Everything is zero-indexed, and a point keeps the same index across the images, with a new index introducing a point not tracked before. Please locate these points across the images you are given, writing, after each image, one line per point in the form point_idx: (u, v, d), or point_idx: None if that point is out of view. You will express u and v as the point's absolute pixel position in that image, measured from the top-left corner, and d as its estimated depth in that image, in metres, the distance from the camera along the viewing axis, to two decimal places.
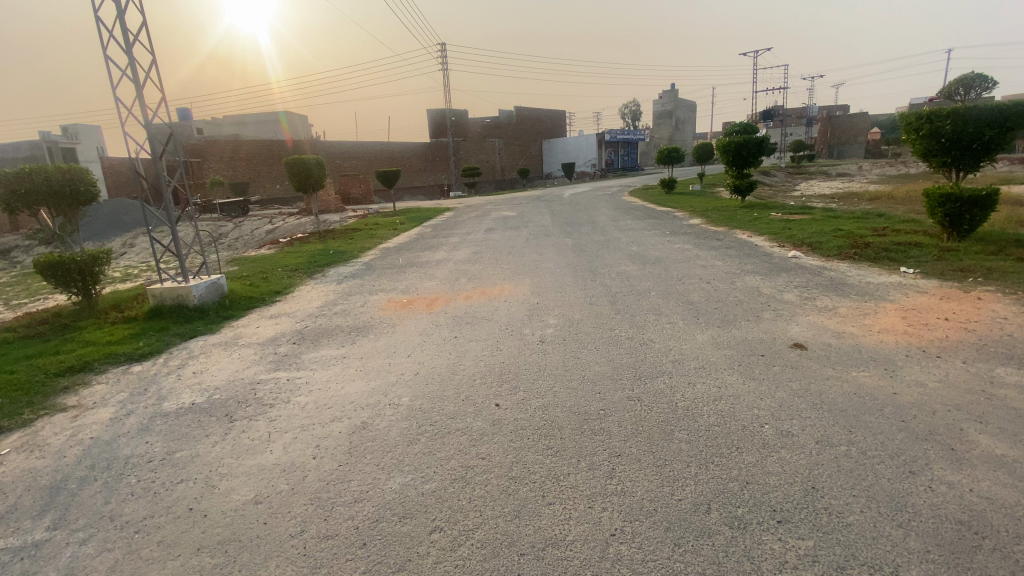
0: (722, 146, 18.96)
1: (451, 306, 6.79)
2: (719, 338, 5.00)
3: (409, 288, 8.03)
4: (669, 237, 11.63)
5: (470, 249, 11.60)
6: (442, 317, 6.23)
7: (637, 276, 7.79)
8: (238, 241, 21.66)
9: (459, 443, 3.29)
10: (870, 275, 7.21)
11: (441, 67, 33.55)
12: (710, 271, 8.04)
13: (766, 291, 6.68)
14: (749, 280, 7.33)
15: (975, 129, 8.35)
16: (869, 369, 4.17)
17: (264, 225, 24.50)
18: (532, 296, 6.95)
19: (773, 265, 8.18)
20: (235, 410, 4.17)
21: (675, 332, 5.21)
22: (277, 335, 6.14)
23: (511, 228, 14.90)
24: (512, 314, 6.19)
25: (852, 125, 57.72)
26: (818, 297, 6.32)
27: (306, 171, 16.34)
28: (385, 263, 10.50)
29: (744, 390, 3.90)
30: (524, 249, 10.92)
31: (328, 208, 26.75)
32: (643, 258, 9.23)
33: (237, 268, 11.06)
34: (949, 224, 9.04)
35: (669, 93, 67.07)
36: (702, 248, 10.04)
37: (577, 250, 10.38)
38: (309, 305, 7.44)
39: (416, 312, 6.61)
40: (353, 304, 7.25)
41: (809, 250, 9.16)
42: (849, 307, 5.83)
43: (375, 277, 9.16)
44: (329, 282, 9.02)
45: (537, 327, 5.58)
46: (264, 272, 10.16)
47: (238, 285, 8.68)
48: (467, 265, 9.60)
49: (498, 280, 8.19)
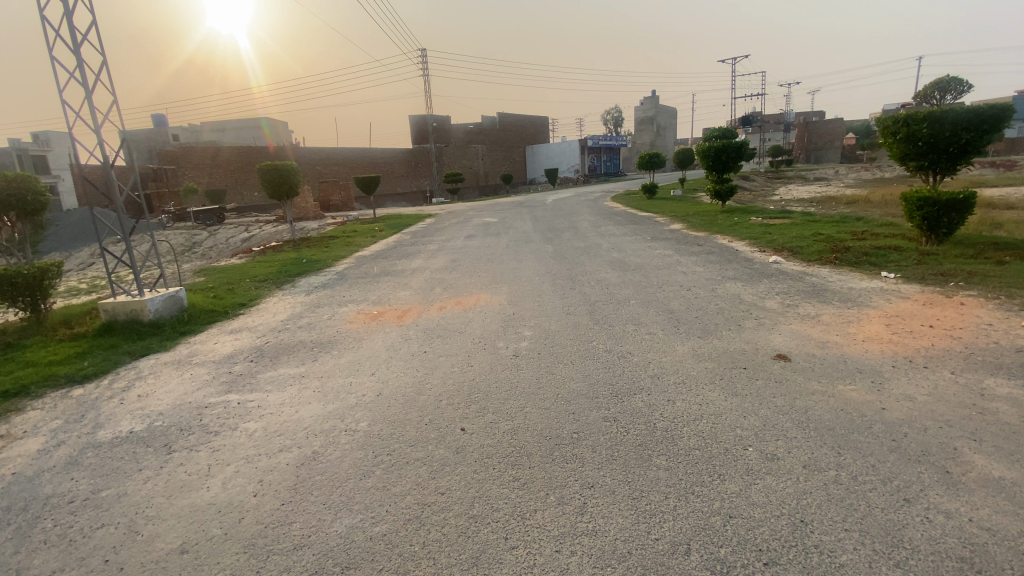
0: (702, 152, 18.95)
1: (423, 318, 6.47)
2: (699, 350, 4.77)
3: (380, 299, 7.70)
4: (650, 242, 11.49)
5: (449, 256, 11.29)
6: (411, 331, 5.91)
7: (617, 284, 7.56)
8: (211, 250, 21.04)
9: (418, 476, 2.98)
10: (852, 280, 7.10)
11: (422, 73, 33.32)
12: (691, 277, 7.87)
13: (747, 298, 6.51)
14: (730, 286, 7.16)
15: (952, 132, 8.33)
16: (856, 382, 3.97)
17: (239, 233, 23.88)
18: (507, 307, 6.67)
19: (754, 270, 8.05)
20: (176, 439, 3.81)
21: (653, 344, 4.97)
22: (234, 353, 5.75)
23: (491, 235, 14.62)
24: (486, 325, 5.90)
25: (828, 131, 58.90)
26: (800, 303, 6.15)
27: (280, 177, 15.88)
28: (359, 273, 10.12)
29: (725, 407, 3.66)
30: (503, 257, 10.64)
31: (306, 215, 26.23)
32: (623, 265, 9.05)
33: (203, 279, 10.58)
34: (927, 227, 9.02)
35: (650, 100, 67.76)
36: (683, 254, 9.87)
37: (557, 257, 10.16)
38: (273, 319, 7.05)
39: (385, 325, 6.29)
40: (321, 317, 6.90)
41: (790, 255, 9.07)
42: (833, 314, 5.66)
43: (347, 287, 8.79)
44: (297, 293, 8.63)
45: (510, 340, 5.29)
46: (230, 283, 9.72)
47: (200, 298, 8.24)
48: (444, 274, 9.29)
49: (474, 289, 7.89)
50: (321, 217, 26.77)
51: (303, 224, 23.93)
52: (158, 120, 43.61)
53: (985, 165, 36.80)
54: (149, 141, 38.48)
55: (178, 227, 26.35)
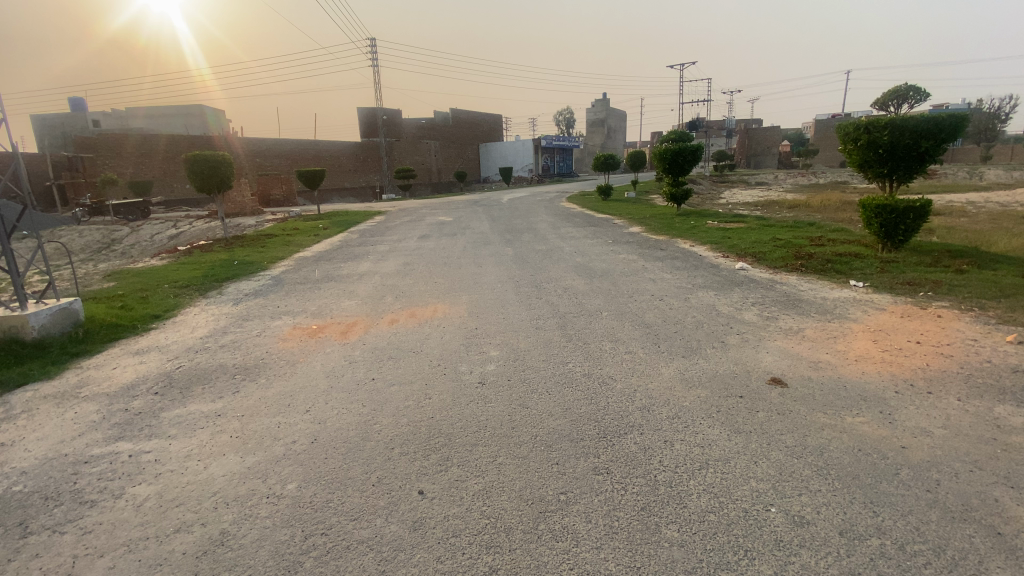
0: (658, 154, 18.86)
1: (370, 335, 5.63)
2: (687, 374, 4.24)
3: (321, 310, 6.77)
4: (613, 246, 11.10)
5: (400, 259, 10.41)
6: (357, 351, 5.08)
7: (585, 292, 6.99)
8: (133, 249, 18.99)
9: (361, 569, 2.26)
10: (823, 289, 6.89)
11: (372, 64, 31.90)
12: (660, 285, 7.43)
13: (724, 308, 6.10)
14: (703, 295, 6.75)
15: (912, 140, 8.37)
16: (863, 413, 3.55)
17: (166, 229, 21.79)
18: (467, 320, 5.94)
19: (723, 278, 7.73)
20: (36, 515, 2.86)
21: (636, 366, 4.41)
22: (136, 383, 4.72)
23: (446, 235, 13.79)
24: (444, 344, 5.16)
25: (767, 137, 61.79)
26: (779, 315, 5.80)
27: (210, 169, 14.34)
28: (298, 278, 9.09)
29: (731, 448, 3.14)
30: (459, 260, 9.89)
31: (242, 210, 24.34)
32: (587, 270, 8.55)
33: (112, 285, 9.17)
34: (885, 234, 9.06)
35: (601, 102, 68.52)
36: (648, 259, 9.48)
37: (517, 261, 9.54)
38: (191, 337, 5.99)
39: (326, 344, 5.41)
40: (248, 334, 5.92)
41: (754, 261, 8.86)
42: (816, 329, 5.32)
43: (283, 295, 7.78)
44: (223, 302, 7.54)
45: (473, 362, 4.60)
46: (144, 290, 8.43)
47: (103, 309, 7.00)
48: (395, 279, 8.43)
49: (428, 298, 7.10)
50: (260, 212, 24.92)
51: (239, 220, 22.09)
52: (75, 104, 39.62)
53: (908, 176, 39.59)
54: (63, 126, 34.76)
55: (95, 222, 23.77)
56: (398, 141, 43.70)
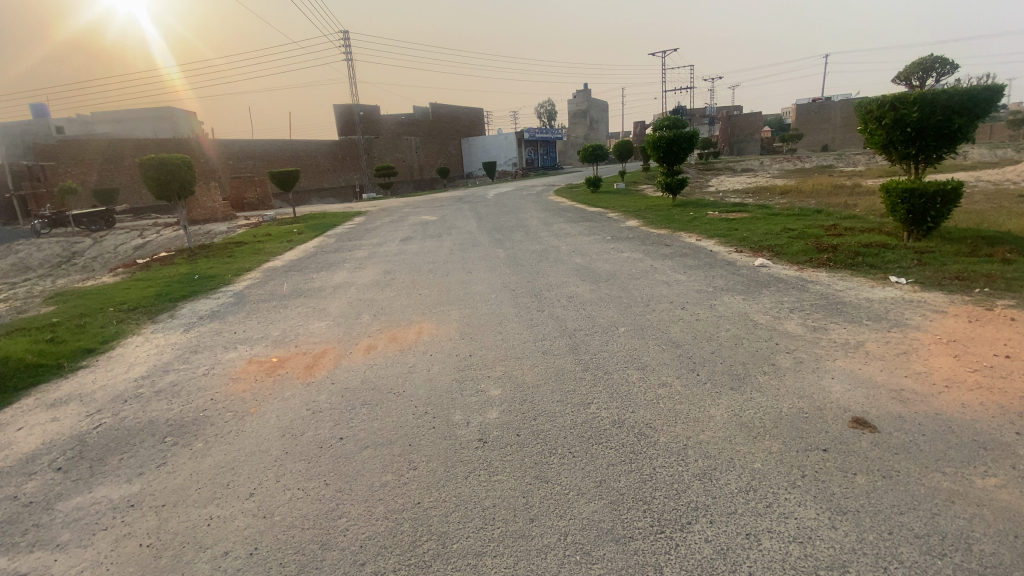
0: (651, 143, 17.93)
1: (341, 369, 4.61)
2: (745, 416, 3.32)
3: (285, 336, 5.75)
4: (612, 243, 10.19)
5: (380, 266, 9.39)
6: (324, 396, 4.09)
7: (594, 302, 6.03)
8: (94, 262, 17.58)
9: None
10: (863, 288, 6.05)
11: (347, 58, 30.54)
12: (677, 287, 6.52)
13: (761, 317, 5.20)
14: (730, 300, 5.85)
15: (943, 116, 7.60)
16: (992, 472, 2.68)
17: (131, 239, 20.34)
18: (459, 344, 4.95)
19: (747, 278, 6.84)
20: None
21: (677, 406, 3.48)
22: (33, 453, 3.65)
23: (430, 237, 12.74)
24: (431, 379, 4.18)
25: (750, 123, 61.45)
26: (828, 324, 4.90)
27: (168, 173, 13.09)
28: (264, 294, 8.04)
29: (844, 546, 2.24)
30: (446, 266, 8.89)
31: (214, 216, 23.01)
32: (590, 273, 7.63)
33: (49, 310, 8.01)
34: (912, 220, 8.23)
35: (583, 93, 67.30)
36: (655, 257, 8.56)
37: (511, 264, 8.58)
38: (124, 379, 4.91)
39: (285, 385, 4.40)
40: (195, 373, 4.89)
41: (773, 255, 8.01)
42: (877, 342, 4.44)
43: (244, 317, 6.74)
44: (173, 329, 6.46)
45: (470, 407, 3.64)
46: (83, 317, 7.29)
47: (26, 346, 5.89)
48: (373, 292, 7.42)
49: (412, 315, 6.09)
50: (232, 217, 23.59)
51: (209, 227, 20.76)
52: (35, 110, 37.52)
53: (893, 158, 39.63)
54: (19, 133, 32.76)
55: (56, 235, 22.21)
56: (376, 138, 42.31)
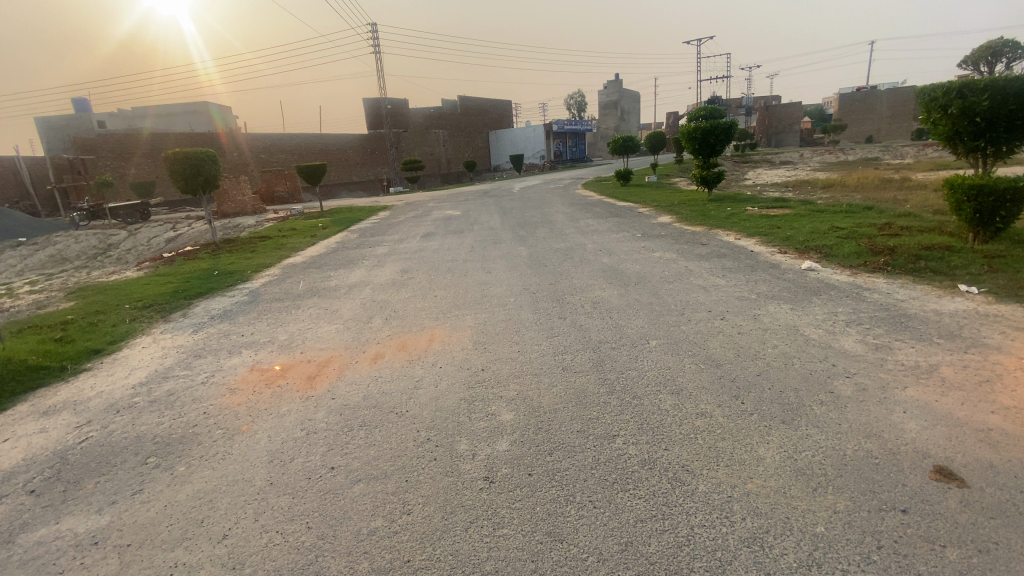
0: (685, 134, 17.06)
1: (344, 382, 4.26)
2: (801, 460, 2.80)
3: (291, 341, 5.45)
4: (642, 241, 9.62)
5: (398, 264, 9.09)
6: (321, 414, 3.73)
7: (621, 309, 5.51)
8: (127, 254, 17.96)
9: None
10: (928, 298, 5.34)
11: (375, 51, 30.44)
12: (714, 293, 5.95)
13: (811, 332, 4.61)
14: (774, 310, 5.26)
15: (1019, 105, 6.72)
16: None
17: (164, 232, 20.76)
18: (472, 355, 4.53)
19: (792, 283, 6.20)
20: None
21: (719, 445, 2.98)
22: (14, 470, 3.42)
23: (453, 233, 12.38)
24: (439, 398, 3.77)
25: (789, 114, 58.87)
26: (892, 343, 4.27)
27: (194, 167, 13.11)
28: (279, 292, 7.82)
29: None
30: (466, 265, 8.50)
31: (244, 210, 23.30)
32: (618, 275, 7.11)
33: (71, 306, 8.00)
34: (978, 221, 7.31)
35: (614, 84, 65.84)
36: (689, 258, 7.94)
37: (533, 264, 8.12)
38: (122, 385, 4.70)
39: (284, 399, 4.08)
40: (194, 381, 4.63)
41: (822, 258, 7.29)
42: (953, 365, 3.79)
43: (255, 318, 6.51)
44: (182, 330, 6.27)
45: (477, 435, 3.21)
46: (99, 314, 7.22)
47: (35, 345, 5.78)
48: (388, 293, 7.10)
49: (424, 320, 5.71)
50: (261, 211, 23.84)
51: (238, 220, 20.98)
52: (79, 106, 38.91)
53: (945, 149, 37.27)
54: (65, 128, 34.00)
55: (94, 227, 22.87)
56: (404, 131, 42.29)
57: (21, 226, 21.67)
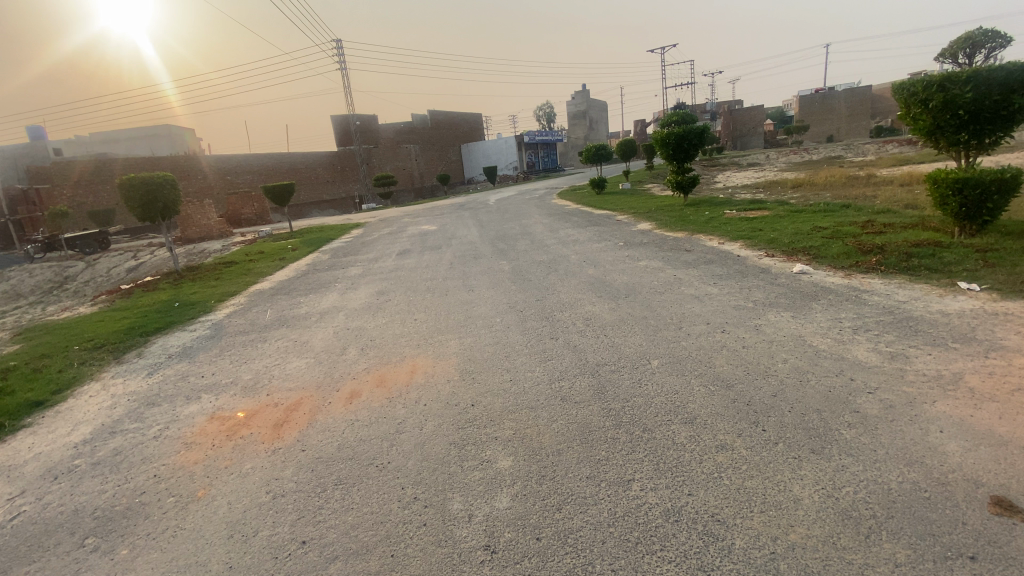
0: (659, 140, 17.02)
1: (316, 429, 3.79)
2: (844, 500, 2.46)
3: (257, 380, 4.94)
4: (626, 249, 9.38)
5: (374, 285, 8.62)
6: (290, 472, 3.25)
7: (615, 325, 5.17)
8: (85, 287, 16.92)
9: None
10: (929, 298, 5.16)
11: (341, 67, 29.98)
12: (709, 302, 5.68)
13: (819, 343, 4.33)
14: (776, 318, 4.99)
15: (1000, 96, 6.71)
16: None
17: (125, 261, 19.73)
18: (459, 388, 4.10)
19: (787, 288, 5.98)
20: None
21: (749, 485, 2.62)
22: None
23: (429, 249, 11.95)
24: (426, 444, 3.34)
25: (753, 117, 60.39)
26: (906, 350, 4.02)
27: (150, 193, 12.38)
28: (245, 323, 7.26)
29: None
30: (445, 283, 8.09)
31: (209, 234, 22.39)
32: (606, 287, 6.81)
33: (12, 350, 7.26)
34: (965, 214, 7.25)
35: (582, 94, 66.80)
36: (677, 265, 7.68)
37: (516, 279, 7.77)
38: (61, 444, 4.11)
39: (248, 453, 3.58)
40: (144, 435, 4.07)
41: (812, 260, 7.11)
42: (978, 373, 3.54)
43: (217, 355, 5.95)
44: (136, 373, 5.67)
45: (472, 490, 2.79)
46: (43, 358, 6.54)
47: None
48: (363, 318, 6.63)
49: (404, 348, 5.26)
50: (228, 235, 22.96)
51: (204, 246, 20.09)
52: (32, 133, 37.21)
53: (902, 146, 38.65)
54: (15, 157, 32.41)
55: (50, 259, 21.61)
56: (374, 147, 41.76)
57: None
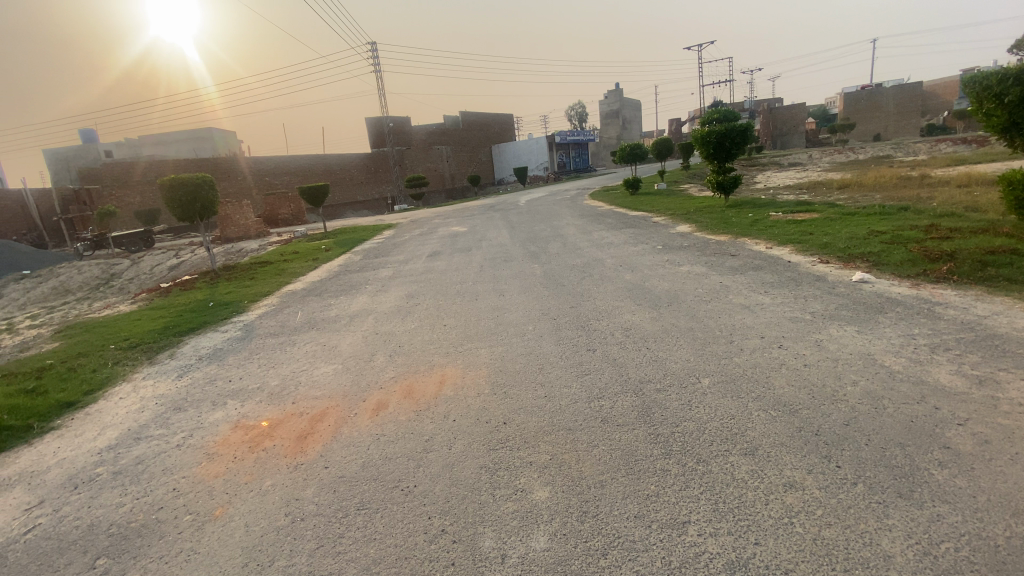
0: (699, 139, 16.36)
1: (340, 443, 3.59)
2: (949, 564, 2.06)
3: (284, 387, 4.80)
4: (665, 253, 8.95)
5: (404, 288, 8.48)
6: (311, 492, 3.04)
7: (658, 337, 4.81)
8: (130, 284, 17.51)
9: None
10: (1017, 314, 4.58)
11: (375, 69, 30.28)
12: (761, 313, 5.23)
13: (893, 363, 3.86)
14: (839, 333, 4.52)
15: None
16: None
17: (168, 259, 20.36)
18: (490, 403, 3.83)
19: (849, 299, 5.46)
20: None
21: (828, 537, 2.25)
22: None
23: (459, 251, 11.77)
24: (455, 467, 3.07)
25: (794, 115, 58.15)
26: (999, 375, 3.52)
27: (189, 193, 12.61)
28: (275, 325, 7.20)
29: None
30: (476, 287, 7.86)
31: (247, 234, 22.90)
32: (646, 293, 6.44)
33: (54, 348, 7.41)
34: None
35: (615, 93, 65.85)
36: (721, 271, 7.22)
37: (549, 284, 7.46)
38: (87, 450, 4.03)
39: (268, 468, 3.40)
40: (166, 443, 3.95)
41: (873, 268, 6.54)
42: None
43: (245, 358, 5.86)
44: (165, 376, 5.62)
45: (505, 525, 2.51)
46: (80, 357, 6.61)
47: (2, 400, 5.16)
48: (392, 323, 6.45)
49: (433, 356, 5.03)
50: (265, 234, 23.44)
51: (241, 245, 20.54)
52: (86, 136, 39.05)
53: (957, 144, 36.47)
54: (71, 160, 34.09)
55: (99, 257, 22.53)
56: (407, 149, 42.13)
57: (24, 258, 21.33)
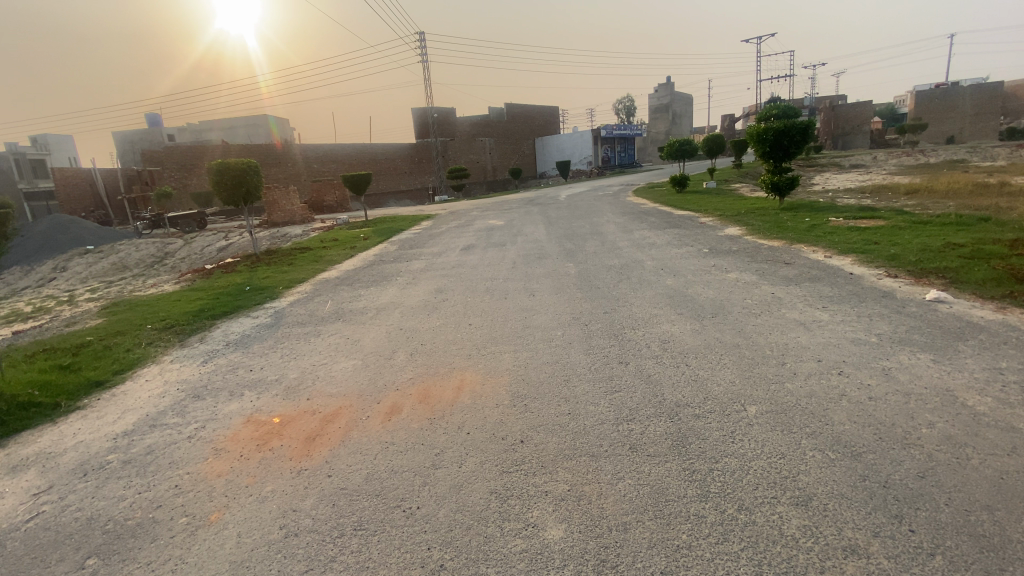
0: (755, 136, 15.40)
1: (347, 449, 3.38)
2: None
3: (300, 381, 4.66)
4: (710, 258, 8.38)
5: (434, 282, 8.29)
6: (310, 503, 2.84)
7: (699, 353, 4.38)
8: (181, 263, 18.22)
9: None
10: None
11: (422, 59, 30.30)
12: (817, 331, 4.70)
13: (980, 404, 3.29)
14: (910, 362, 3.96)
15: None
16: None
17: (217, 240, 21.12)
18: (508, 417, 3.53)
19: (922, 322, 4.83)
20: None
21: None
22: None
23: (494, 246, 11.52)
24: (464, 490, 2.79)
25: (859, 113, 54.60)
26: None
27: (234, 178, 12.89)
28: (303, 314, 7.15)
29: None
30: (507, 285, 7.57)
31: (292, 219, 23.44)
32: (687, 301, 5.98)
33: (96, 324, 7.65)
34: None
35: (665, 87, 63.77)
36: (773, 281, 6.63)
37: (584, 286, 7.08)
38: (103, 435, 4.01)
39: (271, 471, 3.22)
40: (177, 434, 3.87)
41: (950, 287, 5.81)
42: None
43: (269, 347, 5.79)
44: (190, 360, 5.62)
45: (511, 567, 2.22)
46: (118, 335, 6.75)
47: (37, 376, 5.27)
48: (417, 319, 6.25)
49: (454, 358, 4.77)
50: (310, 220, 23.92)
51: (285, 230, 21.03)
52: (152, 120, 41.13)
53: None
54: (137, 143, 36.01)
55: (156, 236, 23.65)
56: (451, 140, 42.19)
57: (89, 233, 22.63)
